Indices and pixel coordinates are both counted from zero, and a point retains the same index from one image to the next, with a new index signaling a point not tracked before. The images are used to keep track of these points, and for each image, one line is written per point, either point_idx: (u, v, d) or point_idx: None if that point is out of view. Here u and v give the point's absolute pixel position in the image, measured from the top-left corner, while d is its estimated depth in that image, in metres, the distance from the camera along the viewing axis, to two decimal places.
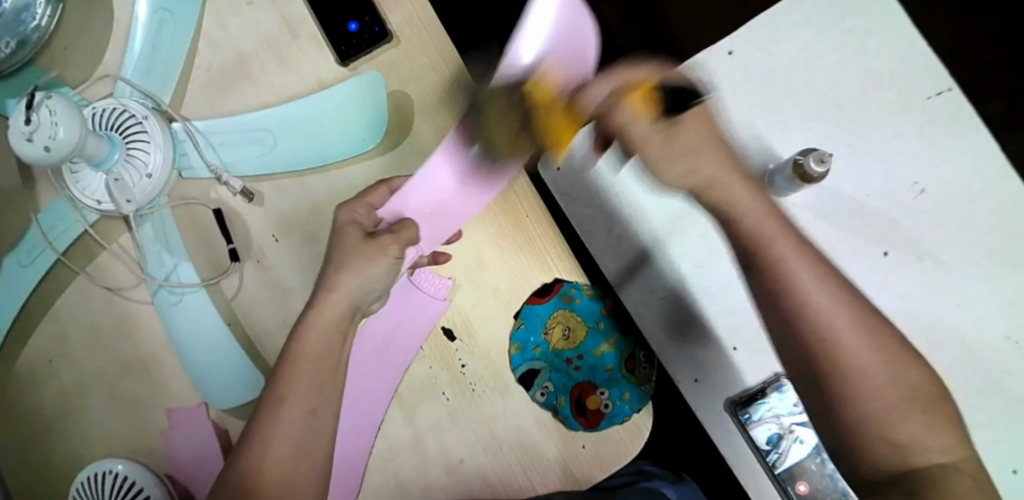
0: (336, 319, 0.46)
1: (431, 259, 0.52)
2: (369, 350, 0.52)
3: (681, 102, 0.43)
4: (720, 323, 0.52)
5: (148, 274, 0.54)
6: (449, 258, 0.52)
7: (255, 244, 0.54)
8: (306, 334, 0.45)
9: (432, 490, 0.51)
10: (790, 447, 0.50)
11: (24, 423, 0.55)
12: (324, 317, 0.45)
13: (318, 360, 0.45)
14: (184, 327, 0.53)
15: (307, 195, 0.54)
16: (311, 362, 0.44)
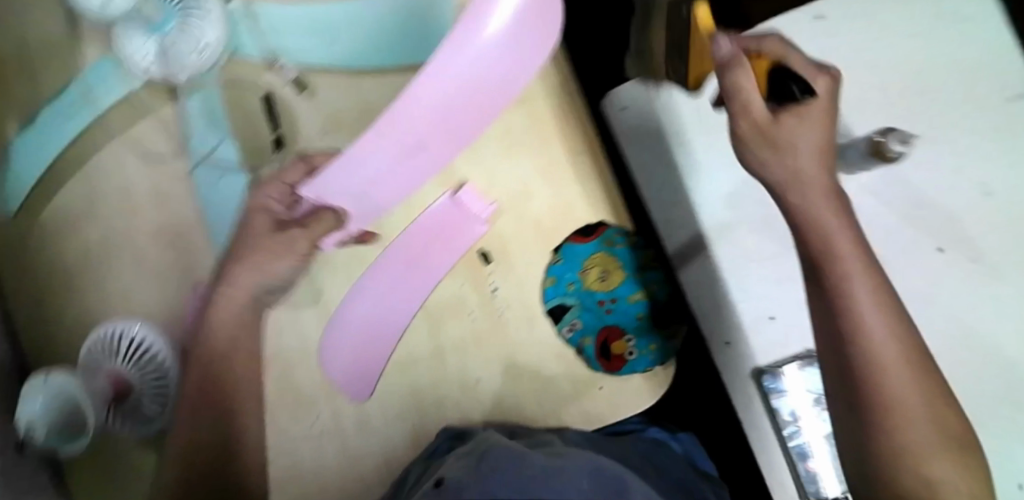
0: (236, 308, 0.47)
1: (359, 237, 0.52)
2: (386, 260, 0.52)
3: (795, 81, 0.42)
4: (766, 293, 0.49)
5: (190, 147, 0.53)
6: (491, 203, 0.51)
7: (302, 135, 0.52)
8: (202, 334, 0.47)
9: (445, 405, 0.52)
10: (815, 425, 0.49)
11: (44, 271, 0.54)
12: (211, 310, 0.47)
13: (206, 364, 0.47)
14: (224, 205, 0.52)
15: (362, 95, 0.52)
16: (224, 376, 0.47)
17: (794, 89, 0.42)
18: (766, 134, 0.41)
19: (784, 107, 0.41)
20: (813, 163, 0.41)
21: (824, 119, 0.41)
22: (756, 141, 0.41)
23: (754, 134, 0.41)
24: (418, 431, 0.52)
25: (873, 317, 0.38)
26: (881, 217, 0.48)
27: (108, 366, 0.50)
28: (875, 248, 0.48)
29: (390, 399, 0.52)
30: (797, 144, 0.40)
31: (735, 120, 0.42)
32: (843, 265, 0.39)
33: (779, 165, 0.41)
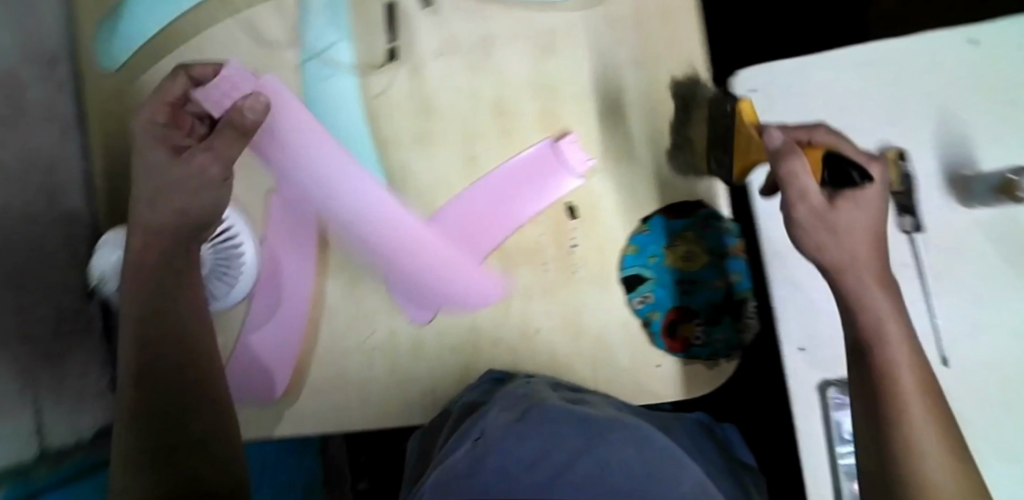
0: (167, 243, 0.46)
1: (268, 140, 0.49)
2: (474, 193, 0.52)
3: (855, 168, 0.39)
4: None
5: (307, 40, 0.52)
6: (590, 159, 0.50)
7: (417, 52, 0.51)
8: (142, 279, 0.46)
9: (499, 348, 0.52)
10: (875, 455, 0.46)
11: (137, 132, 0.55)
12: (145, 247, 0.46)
13: (142, 314, 0.45)
14: (328, 106, 0.52)
15: (484, 24, 0.51)
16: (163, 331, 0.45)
17: (852, 174, 0.39)
18: (823, 220, 0.39)
19: (840, 192, 0.39)
20: (868, 248, 0.40)
21: (878, 206, 0.40)
22: (810, 228, 0.39)
23: (810, 220, 0.39)
24: (468, 367, 0.53)
25: (913, 402, 0.37)
26: (992, 260, 0.45)
27: None
28: (974, 290, 0.46)
29: (448, 330, 0.53)
30: (852, 229, 0.39)
31: (791, 208, 0.40)
32: (884, 344, 0.39)
33: (836, 247, 0.39)
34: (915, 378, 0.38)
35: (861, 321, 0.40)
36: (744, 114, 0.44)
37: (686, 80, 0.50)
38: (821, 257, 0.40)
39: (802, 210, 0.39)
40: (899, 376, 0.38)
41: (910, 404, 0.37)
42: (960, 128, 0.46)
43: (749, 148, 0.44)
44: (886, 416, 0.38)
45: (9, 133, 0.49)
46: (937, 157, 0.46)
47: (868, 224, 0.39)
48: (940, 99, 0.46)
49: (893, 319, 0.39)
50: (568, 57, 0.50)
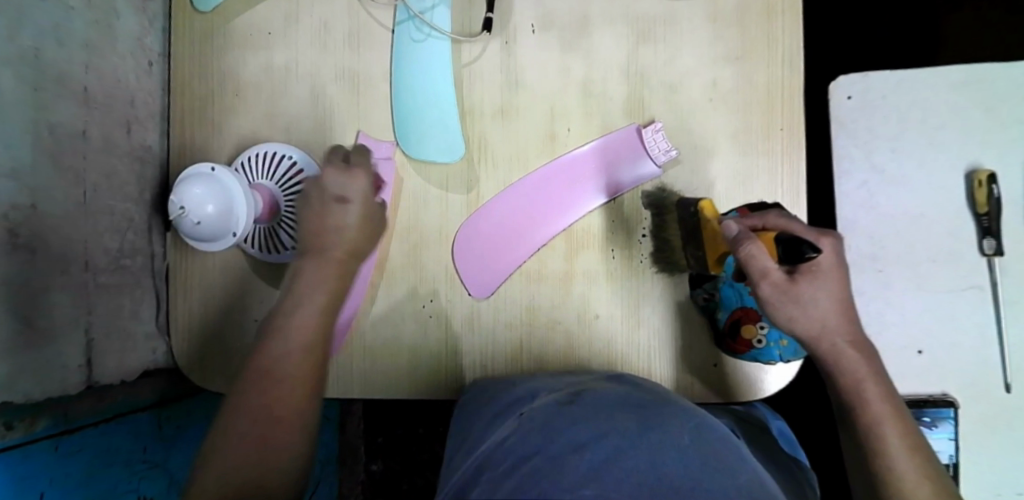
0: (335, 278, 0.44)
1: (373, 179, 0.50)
2: (548, 178, 0.51)
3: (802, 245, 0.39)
4: (919, 331, 0.54)
5: (405, 1, 0.52)
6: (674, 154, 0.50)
7: (512, 25, 0.52)
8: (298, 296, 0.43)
9: (556, 329, 0.52)
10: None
11: (220, 75, 0.55)
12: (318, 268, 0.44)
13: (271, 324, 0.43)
14: (418, 69, 0.52)
15: (582, 5, 0.51)
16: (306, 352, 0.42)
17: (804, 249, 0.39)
18: (788, 293, 0.40)
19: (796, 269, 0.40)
20: (837, 317, 0.41)
21: (837, 272, 0.41)
22: (778, 302, 0.41)
23: (776, 296, 0.40)
24: (522, 345, 0.52)
25: (898, 458, 0.39)
26: None
27: (259, 182, 0.51)
28: None
29: (508, 306, 0.52)
30: (817, 299, 0.41)
31: (755, 287, 0.41)
32: (866, 405, 0.41)
33: (806, 318, 0.41)
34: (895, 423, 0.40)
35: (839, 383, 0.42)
36: (707, 212, 0.47)
37: (655, 192, 0.51)
38: (795, 329, 0.41)
39: (764, 289, 0.40)
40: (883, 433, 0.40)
41: (897, 462, 0.39)
42: None
43: (715, 241, 0.47)
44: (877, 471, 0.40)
45: (102, 60, 0.50)
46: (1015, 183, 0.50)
47: (832, 292, 0.41)
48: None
49: (871, 379, 0.41)
50: (661, 47, 0.51)
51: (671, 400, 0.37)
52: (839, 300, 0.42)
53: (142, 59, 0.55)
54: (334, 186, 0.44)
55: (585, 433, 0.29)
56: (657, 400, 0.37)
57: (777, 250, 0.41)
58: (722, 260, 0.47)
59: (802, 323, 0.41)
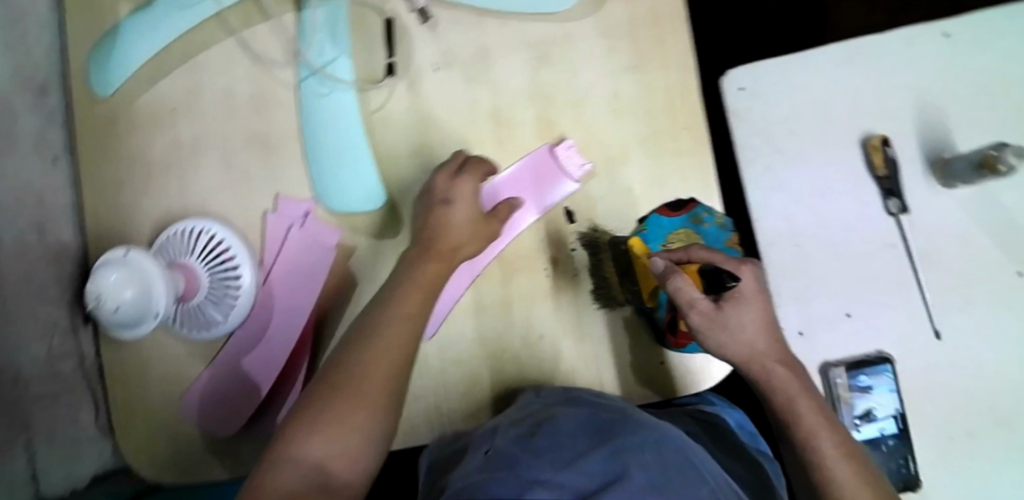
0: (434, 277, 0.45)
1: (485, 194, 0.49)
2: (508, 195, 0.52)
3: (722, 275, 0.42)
4: None
5: (304, 58, 0.52)
6: (592, 167, 0.52)
7: (414, 67, 0.52)
8: (391, 303, 0.43)
9: (505, 357, 0.52)
10: (886, 422, 0.48)
11: (131, 159, 0.55)
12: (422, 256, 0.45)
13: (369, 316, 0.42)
14: (326, 122, 0.52)
15: (479, 38, 0.52)
16: (394, 341, 0.41)
17: (724, 279, 0.42)
18: (716, 320, 0.42)
19: (722, 297, 0.42)
20: (763, 340, 0.43)
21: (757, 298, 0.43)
22: (707, 331, 0.42)
23: (707, 324, 0.41)
24: (474, 377, 0.52)
25: (838, 466, 0.40)
26: (976, 237, 0.47)
27: (182, 259, 0.50)
28: (963, 266, 0.47)
29: (455, 342, 0.52)
30: (741, 324, 0.42)
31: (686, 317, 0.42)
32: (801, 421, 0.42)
33: (736, 344, 0.42)
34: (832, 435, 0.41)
35: (773, 403, 0.43)
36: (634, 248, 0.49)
37: (588, 233, 0.53)
38: (726, 354, 0.42)
39: (695, 318, 0.41)
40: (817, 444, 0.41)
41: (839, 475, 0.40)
42: (937, 113, 0.48)
43: (645, 275, 0.49)
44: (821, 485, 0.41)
45: None
46: (918, 140, 0.48)
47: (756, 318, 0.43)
48: (924, 87, 0.48)
49: (802, 394, 0.42)
50: (560, 68, 0.52)
51: (627, 415, 0.38)
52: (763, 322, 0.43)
53: (46, 154, 0.54)
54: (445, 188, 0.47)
55: (546, 466, 0.29)
56: (615, 416, 0.38)
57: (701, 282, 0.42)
58: (656, 294, 0.49)
59: (734, 349, 0.42)
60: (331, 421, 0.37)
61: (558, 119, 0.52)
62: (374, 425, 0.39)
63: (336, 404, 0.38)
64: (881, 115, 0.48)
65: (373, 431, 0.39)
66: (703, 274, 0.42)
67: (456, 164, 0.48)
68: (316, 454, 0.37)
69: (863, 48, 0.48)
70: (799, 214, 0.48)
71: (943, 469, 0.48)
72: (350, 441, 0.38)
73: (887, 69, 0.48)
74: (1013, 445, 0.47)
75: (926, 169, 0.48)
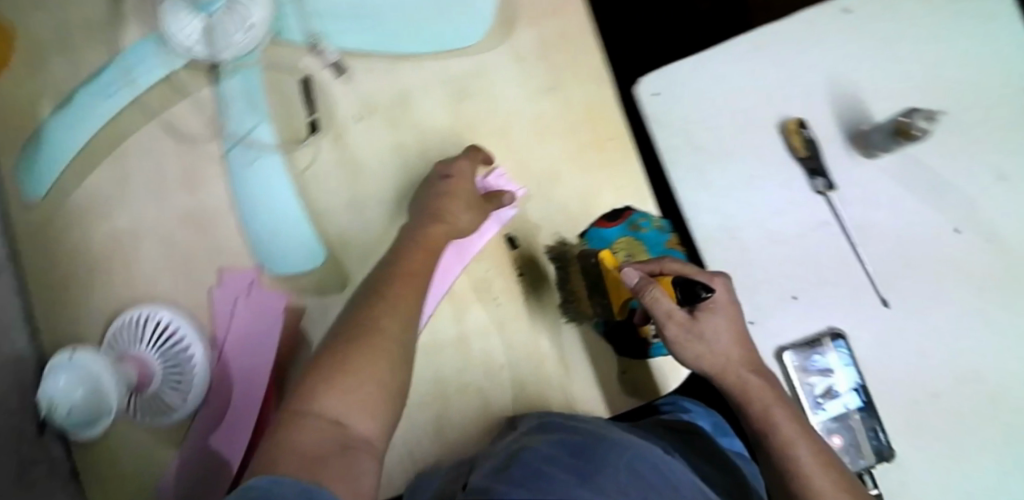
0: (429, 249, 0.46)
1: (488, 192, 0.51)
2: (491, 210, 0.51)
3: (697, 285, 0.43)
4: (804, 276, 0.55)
5: (227, 130, 0.52)
6: (526, 191, 0.53)
7: (337, 121, 0.53)
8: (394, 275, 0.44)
9: (469, 391, 0.53)
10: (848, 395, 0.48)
11: (73, 257, 0.55)
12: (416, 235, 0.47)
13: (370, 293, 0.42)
14: (256, 189, 0.52)
15: (396, 83, 0.53)
16: (400, 309, 0.42)
17: (698, 290, 0.43)
18: (692, 330, 0.43)
19: (696, 307, 0.44)
20: (737, 351, 0.44)
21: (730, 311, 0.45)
22: (684, 340, 0.43)
23: (682, 334, 0.43)
24: (443, 418, 0.52)
25: (816, 475, 0.41)
26: (905, 202, 0.48)
27: (134, 350, 0.50)
28: (898, 231, 0.48)
29: (418, 384, 0.52)
30: (716, 335, 0.43)
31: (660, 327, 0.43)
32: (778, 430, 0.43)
33: (710, 354, 0.43)
34: (808, 442, 0.42)
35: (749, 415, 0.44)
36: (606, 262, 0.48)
37: (557, 245, 0.53)
38: (701, 364, 0.43)
39: (672, 329, 0.42)
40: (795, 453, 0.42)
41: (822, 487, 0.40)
42: (849, 87, 0.48)
43: (619, 288, 0.48)
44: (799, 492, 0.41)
45: None
46: (834, 116, 0.48)
47: (729, 330, 0.44)
48: (834, 63, 0.48)
49: (777, 404, 0.43)
50: (479, 99, 0.53)
51: (603, 437, 0.38)
52: (735, 333, 0.45)
53: None
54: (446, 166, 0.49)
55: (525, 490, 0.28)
56: (585, 441, 0.37)
57: (676, 293, 0.43)
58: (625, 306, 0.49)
59: (706, 358, 0.43)
60: (344, 375, 0.37)
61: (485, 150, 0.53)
62: (388, 375, 0.38)
63: (349, 359, 0.38)
64: (796, 97, 0.49)
65: (388, 384, 0.38)
66: (676, 286, 0.43)
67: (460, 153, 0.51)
68: (331, 407, 0.36)
69: (767, 36, 0.49)
70: (728, 207, 0.49)
71: (920, 438, 0.47)
72: (367, 393, 0.37)
73: (794, 51, 0.49)
74: (977, 400, 0.47)
75: (846, 146, 0.48)
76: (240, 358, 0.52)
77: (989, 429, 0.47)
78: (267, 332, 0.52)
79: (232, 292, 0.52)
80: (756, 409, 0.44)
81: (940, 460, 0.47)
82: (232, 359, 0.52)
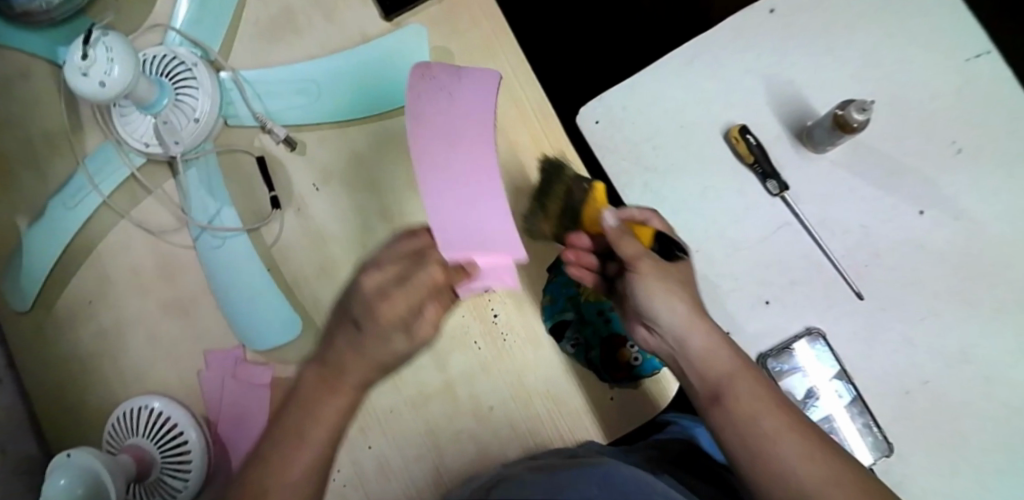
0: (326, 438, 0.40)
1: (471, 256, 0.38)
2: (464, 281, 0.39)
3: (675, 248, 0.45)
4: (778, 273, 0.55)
5: (191, 218, 0.54)
6: None
7: (297, 193, 0.54)
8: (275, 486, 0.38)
9: (462, 439, 0.51)
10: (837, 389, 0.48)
11: (62, 360, 0.56)
12: (310, 411, 0.40)
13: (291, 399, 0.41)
14: (228, 270, 0.53)
15: (349, 146, 0.54)
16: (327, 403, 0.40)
17: (674, 252, 0.45)
18: (659, 269, 0.42)
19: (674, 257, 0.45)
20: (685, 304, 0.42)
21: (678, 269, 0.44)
22: (639, 282, 0.42)
23: (646, 274, 0.42)
24: (440, 469, 0.51)
25: (776, 432, 0.39)
26: (860, 189, 0.49)
27: (132, 442, 0.51)
28: (861, 221, 0.49)
29: (406, 439, 0.52)
30: (671, 288, 0.42)
31: (632, 265, 0.42)
32: (732, 390, 0.41)
33: (665, 304, 0.42)
34: (766, 405, 0.40)
35: (706, 370, 0.42)
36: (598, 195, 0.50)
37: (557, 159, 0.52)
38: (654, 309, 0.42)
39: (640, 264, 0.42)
40: (752, 411, 0.40)
41: (801, 484, 0.37)
42: (789, 86, 0.50)
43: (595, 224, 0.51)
44: (755, 449, 0.39)
45: None
46: (780, 116, 0.50)
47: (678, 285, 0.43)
48: (768, 67, 0.50)
49: (732, 365, 0.42)
50: None
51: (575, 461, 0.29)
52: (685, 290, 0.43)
53: None
54: (363, 306, 0.37)
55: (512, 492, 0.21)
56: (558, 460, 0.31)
57: (655, 244, 0.45)
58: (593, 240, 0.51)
59: (672, 311, 0.42)
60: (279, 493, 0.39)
61: None
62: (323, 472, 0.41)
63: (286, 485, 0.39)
64: (737, 105, 0.50)
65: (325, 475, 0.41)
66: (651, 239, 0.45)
67: (392, 273, 0.37)
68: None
69: (700, 49, 0.50)
70: (688, 222, 0.49)
71: (914, 422, 0.47)
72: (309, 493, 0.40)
73: (727, 61, 0.50)
74: (965, 376, 0.47)
75: (795, 139, 0.50)
76: (236, 436, 0.53)
77: (979, 403, 0.47)
78: (256, 406, 0.53)
79: (218, 374, 0.53)
80: (712, 366, 0.42)
81: (938, 443, 0.47)
82: (228, 439, 0.53)
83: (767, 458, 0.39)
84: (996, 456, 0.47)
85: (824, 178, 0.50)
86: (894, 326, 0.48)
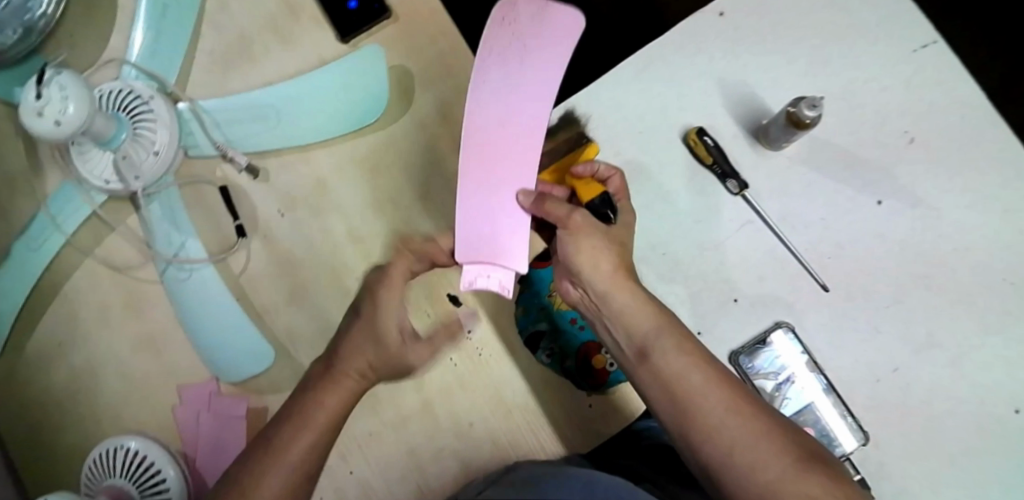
0: (325, 431, 0.42)
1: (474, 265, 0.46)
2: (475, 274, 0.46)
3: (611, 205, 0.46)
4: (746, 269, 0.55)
5: (155, 251, 0.54)
6: None
7: (262, 220, 0.54)
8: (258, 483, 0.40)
9: (444, 457, 0.51)
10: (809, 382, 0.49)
11: (37, 403, 0.55)
12: (319, 399, 0.43)
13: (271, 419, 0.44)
14: (196, 303, 0.53)
15: (312, 170, 0.54)
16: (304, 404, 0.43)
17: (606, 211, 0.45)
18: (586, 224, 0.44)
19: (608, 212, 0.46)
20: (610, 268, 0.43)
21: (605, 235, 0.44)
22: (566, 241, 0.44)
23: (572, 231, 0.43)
24: (423, 489, 0.50)
25: (710, 393, 0.40)
26: (818, 182, 0.50)
27: (109, 483, 0.50)
28: (822, 215, 0.50)
29: (388, 461, 0.51)
30: (596, 252, 0.43)
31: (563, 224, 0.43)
32: (665, 357, 0.41)
33: (589, 266, 0.43)
34: (703, 372, 0.41)
35: (635, 335, 0.43)
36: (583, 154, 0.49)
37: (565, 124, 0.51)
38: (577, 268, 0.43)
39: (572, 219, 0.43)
40: (685, 374, 0.41)
41: (732, 434, 0.38)
42: (742, 85, 0.51)
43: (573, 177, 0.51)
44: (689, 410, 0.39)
45: None
46: (735, 115, 0.51)
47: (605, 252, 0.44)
48: (720, 69, 0.50)
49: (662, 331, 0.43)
50: (397, 170, 0.54)
51: None
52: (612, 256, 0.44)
53: None
54: None
55: None
56: None
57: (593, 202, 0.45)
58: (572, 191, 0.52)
59: (595, 271, 0.43)
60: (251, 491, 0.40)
61: (409, 216, 0.54)
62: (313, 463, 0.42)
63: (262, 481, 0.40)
64: (693, 108, 0.50)
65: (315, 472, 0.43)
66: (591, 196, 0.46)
67: None
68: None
69: (652, 54, 0.50)
70: (653, 227, 0.49)
71: (887, 409, 0.48)
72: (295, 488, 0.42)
73: (681, 65, 0.50)
74: (934, 360, 0.48)
75: (753, 137, 0.50)
76: (216, 470, 0.52)
77: (950, 385, 0.48)
78: (234, 437, 0.52)
79: (194, 407, 0.53)
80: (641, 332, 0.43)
81: (912, 428, 0.47)
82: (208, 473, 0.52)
83: (701, 420, 0.39)
84: (970, 436, 0.47)
85: (783, 174, 0.50)
86: (861, 317, 0.49)
